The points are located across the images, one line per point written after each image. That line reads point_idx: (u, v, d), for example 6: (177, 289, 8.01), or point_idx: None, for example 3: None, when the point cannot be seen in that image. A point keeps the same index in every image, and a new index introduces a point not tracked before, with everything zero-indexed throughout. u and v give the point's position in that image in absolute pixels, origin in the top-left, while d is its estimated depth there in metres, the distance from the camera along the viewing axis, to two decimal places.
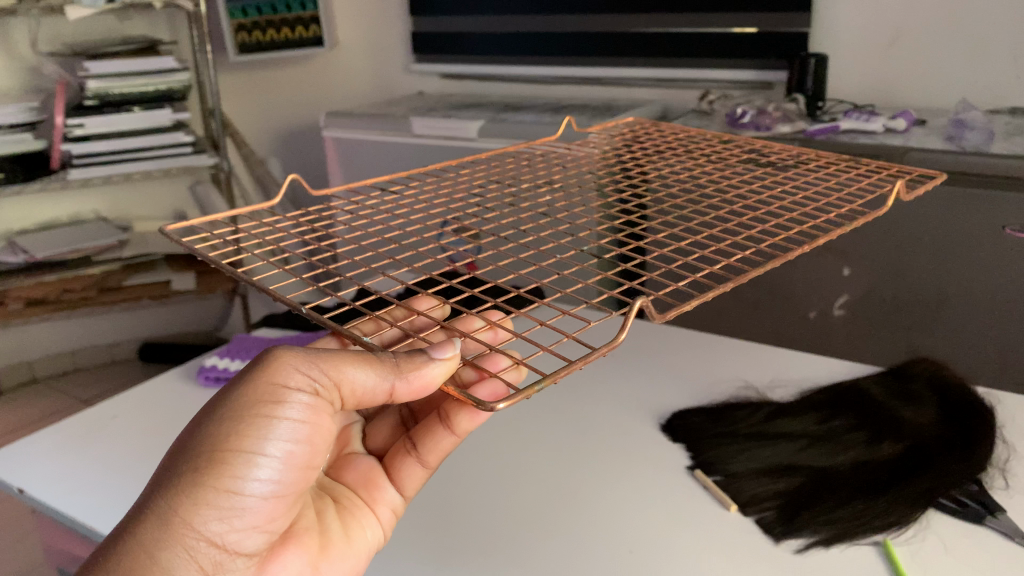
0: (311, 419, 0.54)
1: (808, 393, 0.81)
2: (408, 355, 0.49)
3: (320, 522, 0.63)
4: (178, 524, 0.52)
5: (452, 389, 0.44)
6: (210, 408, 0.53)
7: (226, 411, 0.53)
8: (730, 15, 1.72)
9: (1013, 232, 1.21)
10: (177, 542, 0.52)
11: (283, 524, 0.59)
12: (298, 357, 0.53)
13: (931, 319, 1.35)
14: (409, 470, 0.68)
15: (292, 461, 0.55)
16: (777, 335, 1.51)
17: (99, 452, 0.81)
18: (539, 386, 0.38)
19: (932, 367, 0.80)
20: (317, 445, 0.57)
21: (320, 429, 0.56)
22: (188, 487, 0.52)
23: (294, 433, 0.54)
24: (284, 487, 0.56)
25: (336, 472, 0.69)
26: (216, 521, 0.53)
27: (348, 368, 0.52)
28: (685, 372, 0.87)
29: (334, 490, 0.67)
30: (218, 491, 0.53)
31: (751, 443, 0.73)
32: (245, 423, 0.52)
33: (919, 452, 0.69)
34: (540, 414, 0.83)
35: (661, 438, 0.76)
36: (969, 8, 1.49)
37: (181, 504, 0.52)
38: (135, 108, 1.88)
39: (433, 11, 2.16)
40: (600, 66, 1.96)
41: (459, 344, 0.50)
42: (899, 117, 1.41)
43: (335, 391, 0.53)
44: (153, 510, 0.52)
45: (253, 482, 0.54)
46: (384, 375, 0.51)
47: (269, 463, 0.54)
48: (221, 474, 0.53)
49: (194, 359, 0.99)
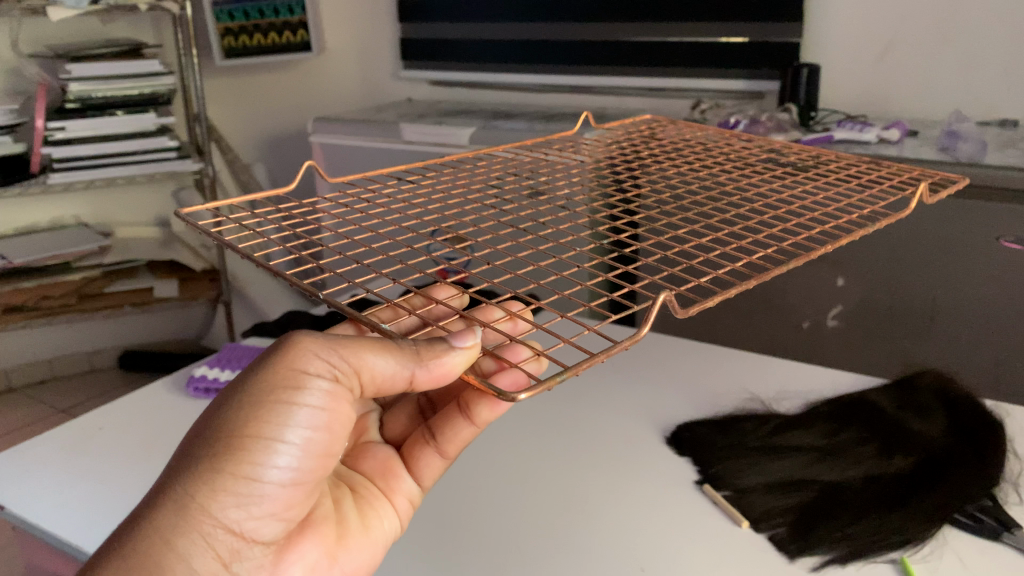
0: (331, 405, 0.51)
1: (815, 405, 0.79)
2: (430, 343, 0.46)
3: (338, 512, 0.61)
4: (193, 509, 0.51)
5: (472, 377, 0.43)
6: (228, 390, 0.51)
7: (244, 395, 0.51)
8: (722, 25, 1.72)
9: (1008, 243, 1.22)
10: (192, 529, 0.51)
11: (302, 513, 0.57)
12: (318, 340, 0.50)
13: (925, 331, 1.34)
14: (427, 459, 0.67)
15: (311, 448, 0.53)
16: (770, 344, 1.49)
17: (85, 466, 0.78)
18: (562, 377, 0.37)
19: (940, 379, 0.79)
20: (338, 432, 0.54)
21: (342, 416, 0.53)
22: (203, 472, 0.51)
23: (314, 420, 0.52)
24: (304, 475, 0.54)
25: (354, 461, 0.67)
26: (234, 508, 0.52)
27: (369, 353, 0.49)
28: (689, 382, 0.85)
29: (352, 479, 0.65)
30: (235, 477, 0.51)
31: (760, 456, 0.71)
32: (263, 408, 0.50)
33: (932, 465, 0.67)
34: (542, 425, 0.81)
35: (667, 451, 0.74)
36: (960, 20, 1.50)
37: (197, 490, 0.51)
38: (119, 112, 1.85)
39: (423, 17, 2.15)
40: (590, 74, 1.95)
41: (477, 331, 0.48)
42: (893, 127, 1.41)
43: (356, 376, 0.50)
44: (169, 496, 0.50)
45: (271, 469, 0.52)
46: (406, 363, 0.47)
47: (287, 449, 0.52)
48: (238, 460, 0.51)
49: (182, 370, 0.96)
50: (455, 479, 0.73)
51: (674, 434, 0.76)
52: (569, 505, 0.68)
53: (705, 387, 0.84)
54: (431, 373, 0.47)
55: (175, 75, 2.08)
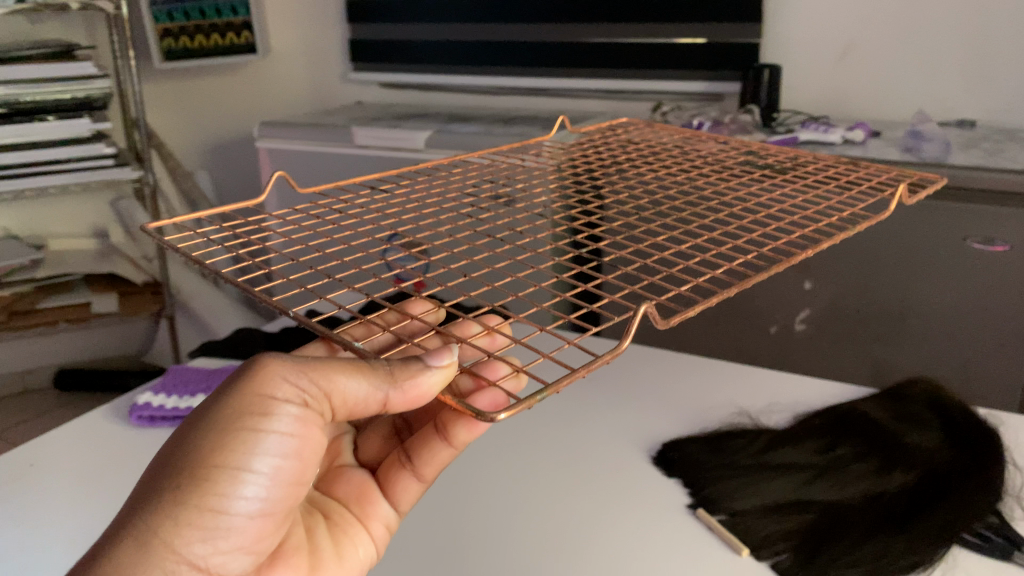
0: (302, 431, 0.49)
1: (804, 418, 0.76)
2: (403, 362, 0.45)
3: (311, 541, 0.58)
4: (155, 546, 0.48)
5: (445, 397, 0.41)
6: (192, 417, 0.49)
7: (209, 422, 0.48)
8: (680, 26, 1.70)
9: (975, 244, 1.22)
10: (155, 566, 0.48)
11: (272, 544, 0.55)
12: (286, 363, 0.48)
13: (894, 333, 1.32)
14: (404, 483, 0.63)
15: (281, 476, 0.51)
16: (738, 350, 1.46)
17: (11, 513, 0.69)
18: (541, 396, 0.35)
19: (931, 388, 0.77)
20: (308, 458, 0.52)
21: (312, 441, 0.51)
22: (167, 505, 0.48)
23: (284, 446, 0.50)
24: (273, 504, 0.52)
25: (324, 486, 0.64)
26: (199, 543, 0.49)
27: (342, 376, 0.47)
28: (672, 398, 0.81)
29: (323, 505, 0.62)
30: (200, 509, 0.48)
31: (753, 475, 0.67)
32: (230, 436, 0.48)
33: (935, 481, 0.64)
34: (516, 447, 0.75)
35: (655, 472, 0.69)
36: (917, 20, 1.50)
37: (159, 524, 0.48)
38: (50, 117, 1.74)
39: (372, 18, 2.09)
40: (546, 76, 1.91)
41: (457, 350, 0.46)
42: (857, 128, 1.40)
43: (327, 400, 0.48)
44: (129, 534, 0.47)
45: (239, 500, 0.50)
46: (379, 385, 0.46)
47: (256, 478, 0.50)
48: (204, 491, 0.48)
49: (124, 396, 0.88)
50: (429, 511, 0.68)
51: (661, 454, 0.71)
52: (554, 536, 0.63)
53: (687, 403, 0.80)
54: (407, 394, 0.45)
55: (110, 78, 1.98)
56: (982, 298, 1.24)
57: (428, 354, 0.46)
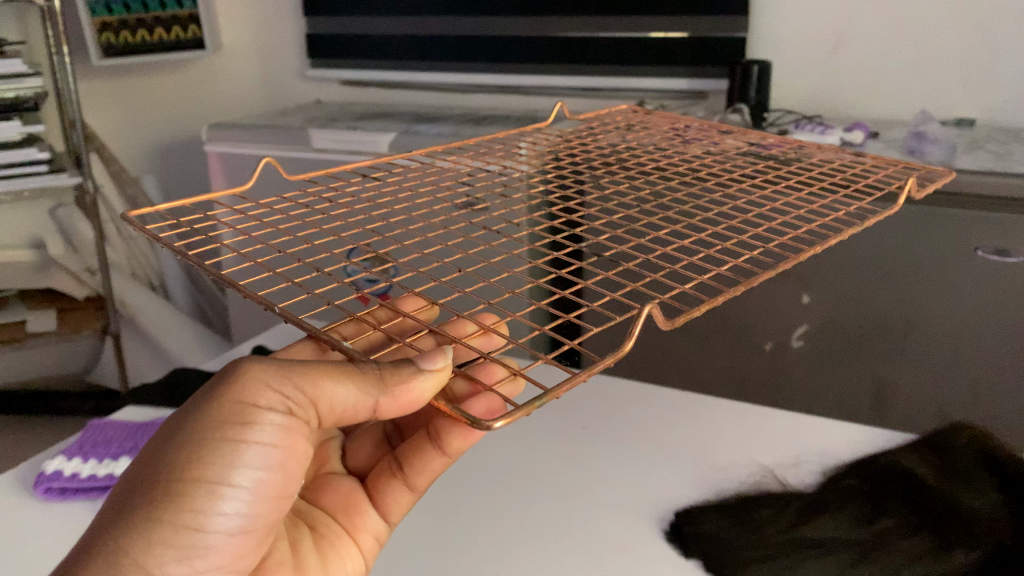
0: (286, 440, 0.48)
1: (835, 474, 0.66)
2: (395, 366, 0.43)
3: (296, 555, 0.57)
4: (129, 563, 0.46)
5: (440, 401, 0.39)
6: (172, 429, 0.48)
7: (187, 432, 0.47)
8: (661, 19, 1.59)
9: (986, 254, 1.12)
10: None
11: (253, 561, 0.53)
12: (269, 370, 0.47)
13: (898, 349, 1.23)
14: (395, 492, 0.61)
15: (264, 490, 0.50)
16: (730, 368, 1.36)
17: None
18: (542, 402, 0.33)
19: (979, 437, 0.66)
20: (294, 471, 0.51)
21: (297, 452, 0.50)
22: (140, 520, 0.46)
23: (267, 457, 0.49)
24: (254, 520, 0.50)
25: (312, 496, 0.63)
26: (176, 563, 0.48)
27: (328, 382, 0.45)
28: (681, 451, 0.70)
29: (308, 516, 0.61)
30: (176, 527, 0.47)
31: (786, 556, 0.57)
32: (210, 448, 0.47)
33: (1005, 565, 0.55)
34: (504, 519, 0.64)
35: (670, 551, 0.58)
36: (914, 12, 1.41)
37: (133, 541, 0.46)
38: None
39: (330, 11, 1.95)
40: (519, 72, 1.79)
41: (449, 351, 0.44)
42: (855, 128, 1.30)
43: (312, 408, 0.47)
44: (103, 552, 0.46)
45: (219, 515, 0.48)
46: (369, 390, 0.44)
47: (237, 492, 0.48)
48: (181, 507, 0.47)
49: (30, 464, 0.75)
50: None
51: (675, 522, 0.61)
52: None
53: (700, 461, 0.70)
54: (399, 400, 0.43)
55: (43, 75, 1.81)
56: (994, 312, 1.15)
57: (420, 357, 0.44)
